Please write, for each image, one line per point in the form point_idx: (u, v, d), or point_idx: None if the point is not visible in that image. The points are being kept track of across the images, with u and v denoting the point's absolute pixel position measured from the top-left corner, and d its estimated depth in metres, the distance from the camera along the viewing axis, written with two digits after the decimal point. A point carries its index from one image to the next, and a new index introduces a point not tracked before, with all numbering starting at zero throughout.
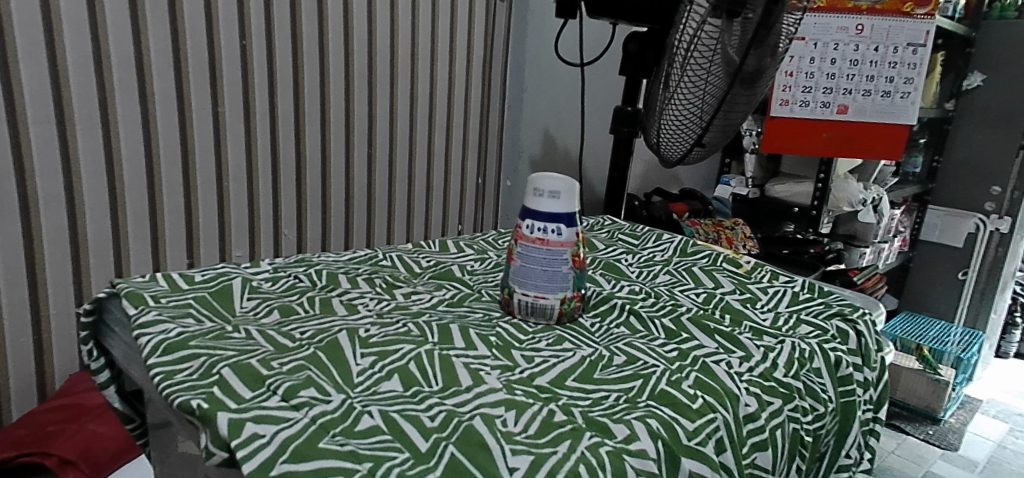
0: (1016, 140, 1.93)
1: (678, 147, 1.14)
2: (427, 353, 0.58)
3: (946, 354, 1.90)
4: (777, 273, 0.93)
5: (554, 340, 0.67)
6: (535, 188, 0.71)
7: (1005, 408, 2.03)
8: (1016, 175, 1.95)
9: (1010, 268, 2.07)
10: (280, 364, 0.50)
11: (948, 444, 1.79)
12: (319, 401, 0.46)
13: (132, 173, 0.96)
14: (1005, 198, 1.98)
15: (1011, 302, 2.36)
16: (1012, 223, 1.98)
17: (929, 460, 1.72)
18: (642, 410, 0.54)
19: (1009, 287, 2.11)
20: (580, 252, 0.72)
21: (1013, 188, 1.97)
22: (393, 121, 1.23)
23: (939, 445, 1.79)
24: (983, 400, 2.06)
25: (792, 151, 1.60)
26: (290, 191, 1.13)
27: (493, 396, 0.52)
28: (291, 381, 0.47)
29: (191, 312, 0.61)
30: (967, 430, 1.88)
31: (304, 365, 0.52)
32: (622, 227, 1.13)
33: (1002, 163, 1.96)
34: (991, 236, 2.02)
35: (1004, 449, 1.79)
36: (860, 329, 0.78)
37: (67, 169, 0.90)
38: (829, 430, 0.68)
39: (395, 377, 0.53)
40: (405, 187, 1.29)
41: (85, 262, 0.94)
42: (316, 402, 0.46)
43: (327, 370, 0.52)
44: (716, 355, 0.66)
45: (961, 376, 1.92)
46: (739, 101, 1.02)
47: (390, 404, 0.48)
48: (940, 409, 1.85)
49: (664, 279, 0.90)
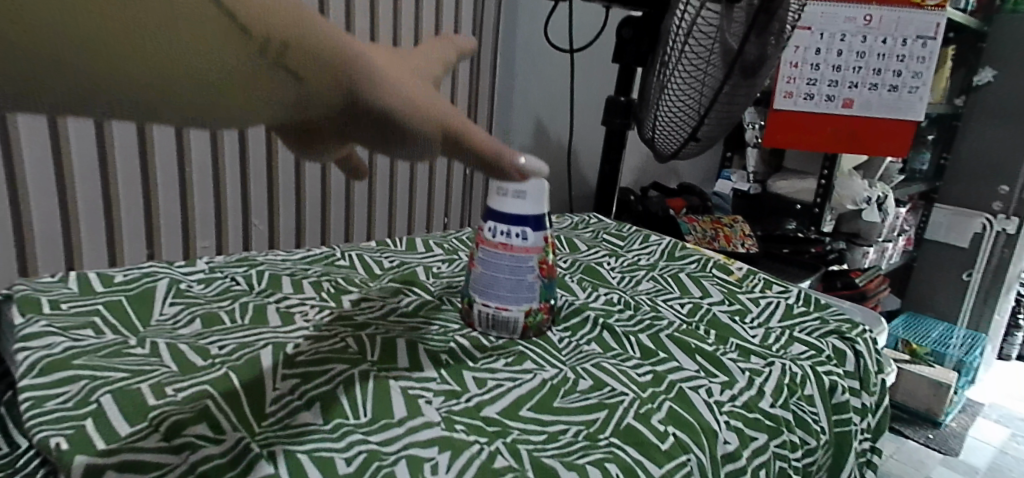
0: None
1: (671, 143, 1.05)
2: (360, 375, 0.50)
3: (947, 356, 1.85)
4: (771, 282, 0.85)
5: (514, 359, 0.59)
6: (498, 187, 0.63)
7: (1007, 412, 1.95)
8: None
9: (1017, 268, 1.94)
10: (176, 390, 0.45)
11: (948, 449, 1.71)
12: (206, 443, 0.41)
13: (85, 178, 0.81)
14: (1014, 198, 1.88)
15: (1015, 304, 2.27)
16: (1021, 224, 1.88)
17: (929, 466, 1.64)
18: (603, 451, 0.46)
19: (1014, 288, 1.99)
20: (548, 259, 0.63)
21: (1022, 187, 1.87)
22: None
23: (939, 449, 1.71)
24: (984, 404, 1.99)
25: (794, 146, 1.51)
26: (261, 193, 0.98)
27: (427, 432, 0.45)
28: (180, 415, 0.42)
29: (94, 322, 0.53)
30: (968, 435, 1.81)
31: (205, 391, 0.45)
32: (608, 226, 1.04)
33: (1014, 162, 1.86)
34: (997, 236, 1.92)
35: (1005, 456, 1.71)
36: (859, 349, 0.71)
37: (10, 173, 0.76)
38: (821, 466, 0.61)
39: (317, 406, 0.46)
40: (388, 183, 1.14)
41: (32, 255, 0.80)
42: (200, 444, 0.40)
43: (233, 399, 0.45)
44: (695, 380, 0.59)
45: (963, 380, 1.86)
46: (734, 94, 0.93)
47: (298, 443, 0.42)
48: (941, 412, 1.78)
49: (647, 287, 0.81)
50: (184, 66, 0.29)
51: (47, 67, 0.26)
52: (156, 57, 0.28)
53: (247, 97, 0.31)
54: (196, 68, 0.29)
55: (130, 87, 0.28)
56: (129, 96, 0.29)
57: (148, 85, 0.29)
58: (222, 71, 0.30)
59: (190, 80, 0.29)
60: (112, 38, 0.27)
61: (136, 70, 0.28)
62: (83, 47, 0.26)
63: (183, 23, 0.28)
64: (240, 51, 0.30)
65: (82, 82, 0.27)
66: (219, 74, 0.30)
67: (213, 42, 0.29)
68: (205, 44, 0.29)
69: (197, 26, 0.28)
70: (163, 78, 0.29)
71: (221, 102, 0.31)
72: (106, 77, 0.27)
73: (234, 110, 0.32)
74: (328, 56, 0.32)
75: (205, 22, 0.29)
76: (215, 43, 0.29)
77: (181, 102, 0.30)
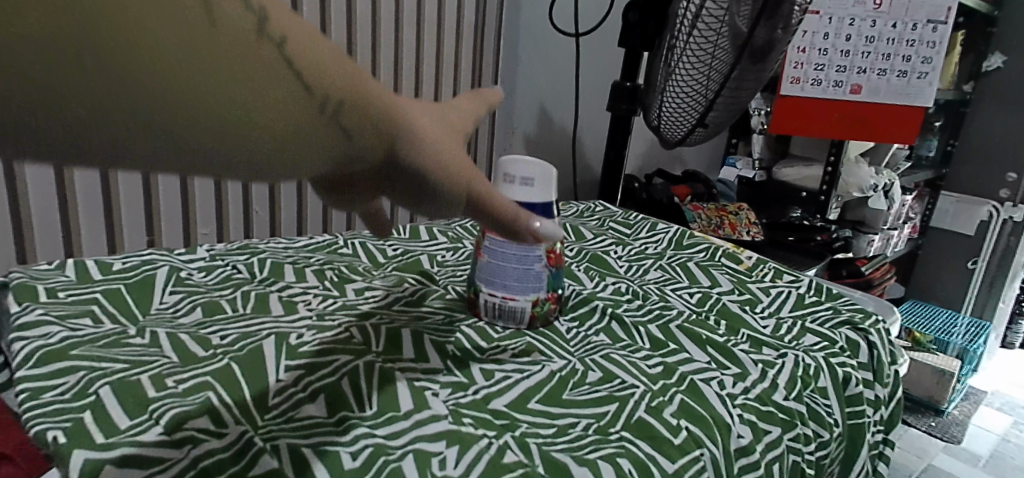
0: None
1: (679, 129, 1.03)
2: (365, 367, 0.49)
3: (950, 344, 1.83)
4: (781, 271, 0.84)
5: (523, 350, 0.57)
6: (505, 174, 0.61)
7: (1010, 400, 1.94)
8: None
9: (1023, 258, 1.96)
10: (177, 382, 0.44)
11: (950, 436, 1.71)
12: (208, 436, 0.39)
13: None
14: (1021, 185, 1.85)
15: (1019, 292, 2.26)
16: None
17: (931, 453, 1.64)
18: (614, 446, 0.45)
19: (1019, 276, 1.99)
20: (555, 248, 0.61)
21: None
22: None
23: (941, 437, 1.71)
24: (987, 391, 1.98)
25: (799, 133, 1.49)
26: None
27: (434, 426, 0.44)
28: (181, 408, 0.41)
29: (92, 311, 0.52)
30: (971, 422, 1.80)
31: (207, 383, 0.44)
32: (615, 214, 1.03)
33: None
34: (1004, 225, 1.90)
35: (1007, 444, 1.70)
36: (872, 340, 0.69)
37: (9, 173, 0.75)
38: (835, 458, 0.60)
39: (321, 398, 0.45)
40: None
41: (30, 239, 0.79)
42: (202, 437, 0.39)
43: (235, 390, 0.44)
44: (707, 372, 0.57)
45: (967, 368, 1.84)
46: (746, 81, 0.89)
47: (302, 437, 0.41)
48: (944, 400, 1.77)
49: (655, 276, 0.80)
50: (224, 101, 0.24)
51: (57, 88, 0.20)
52: (196, 86, 0.23)
53: (281, 142, 0.27)
54: (234, 105, 0.24)
55: (154, 121, 0.23)
56: (147, 132, 0.23)
57: (176, 124, 0.23)
58: (263, 110, 0.25)
59: (225, 118, 0.24)
60: (156, 57, 0.21)
61: (167, 103, 0.22)
62: (113, 70, 0.21)
63: (233, 52, 0.24)
64: (289, 89, 0.26)
65: (97, 110, 0.21)
66: (258, 115, 0.25)
67: (261, 77, 0.25)
68: (253, 76, 0.24)
69: (245, 56, 0.24)
70: (195, 115, 0.23)
71: (253, 149, 0.26)
72: (125, 107, 0.22)
73: (264, 159, 0.27)
74: (367, 101, 0.29)
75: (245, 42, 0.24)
76: (261, 81, 0.25)
77: (203, 144, 0.25)
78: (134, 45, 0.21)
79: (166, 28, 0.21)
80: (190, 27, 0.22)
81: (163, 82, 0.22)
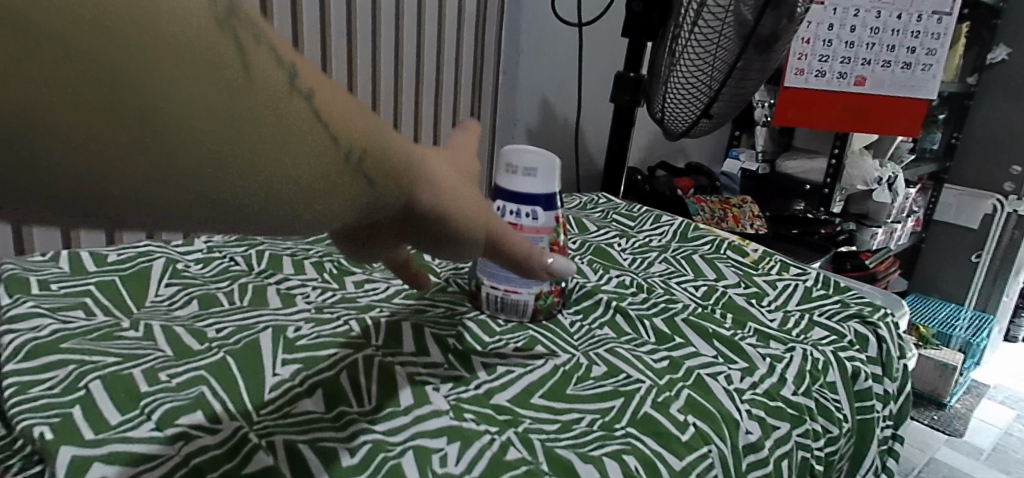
0: None
1: (682, 121, 1.02)
2: (364, 360, 0.48)
3: (953, 338, 1.81)
4: (788, 264, 0.82)
5: (526, 343, 0.56)
6: (508, 164, 0.60)
7: (1012, 394, 1.93)
8: None
9: None
10: (170, 376, 0.43)
11: (953, 430, 1.70)
12: (202, 433, 0.38)
13: None
14: None
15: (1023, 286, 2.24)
16: None
17: (932, 446, 1.63)
18: (619, 442, 0.44)
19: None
20: (559, 240, 0.60)
21: None
22: (396, 93, 1.01)
23: (942, 430, 1.70)
24: (989, 385, 1.97)
25: (804, 124, 1.46)
26: None
27: (435, 422, 0.43)
28: (174, 403, 0.40)
29: (85, 303, 0.51)
30: (973, 416, 1.79)
31: (201, 377, 0.43)
32: (619, 206, 1.02)
33: None
34: (1008, 217, 1.86)
35: (1010, 437, 1.69)
36: (881, 334, 0.68)
37: None
38: (843, 454, 0.59)
39: (318, 392, 0.44)
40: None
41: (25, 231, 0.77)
42: (194, 433, 0.38)
43: (230, 385, 0.43)
44: (714, 366, 0.56)
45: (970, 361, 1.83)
46: (751, 70, 0.88)
47: (299, 432, 0.40)
48: (946, 394, 1.75)
49: (660, 269, 0.79)
50: (248, 155, 0.23)
51: (72, 139, 0.19)
52: (214, 134, 0.22)
53: (303, 196, 0.26)
54: (256, 153, 0.23)
55: (174, 174, 0.21)
56: (165, 188, 0.22)
57: (196, 175, 0.22)
58: (284, 157, 0.24)
59: (247, 169, 0.23)
60: (173, 103, 0.21)
61: (186, 154, 0.21)
62: (131, 118, 0.20)
63: (251, 98, 0.23)
64: (306, 134, 0.25)
65: (114, 169, 0.20)
66: (280, 164, 0.24)
67: (279, 122, 0.24)
68: (271, 121, 0.24)
69: (262, 102, 0.23)
70: (215, 166, 0.22)
71: (277, 205, 0.25)
72: (142, 158, 0.21)
73: (286, 218, 0.26)
74: (382, 147, 0.29)
75: (267, 105, 0.23)
76: (278, 127, 0.24)
77: (225, 200, 0.23)
78: (152, 93, 0.20)
79: (184, 74, 0.21)
80: (208, 70, 0.21)
81: (181, 130, 0.21)
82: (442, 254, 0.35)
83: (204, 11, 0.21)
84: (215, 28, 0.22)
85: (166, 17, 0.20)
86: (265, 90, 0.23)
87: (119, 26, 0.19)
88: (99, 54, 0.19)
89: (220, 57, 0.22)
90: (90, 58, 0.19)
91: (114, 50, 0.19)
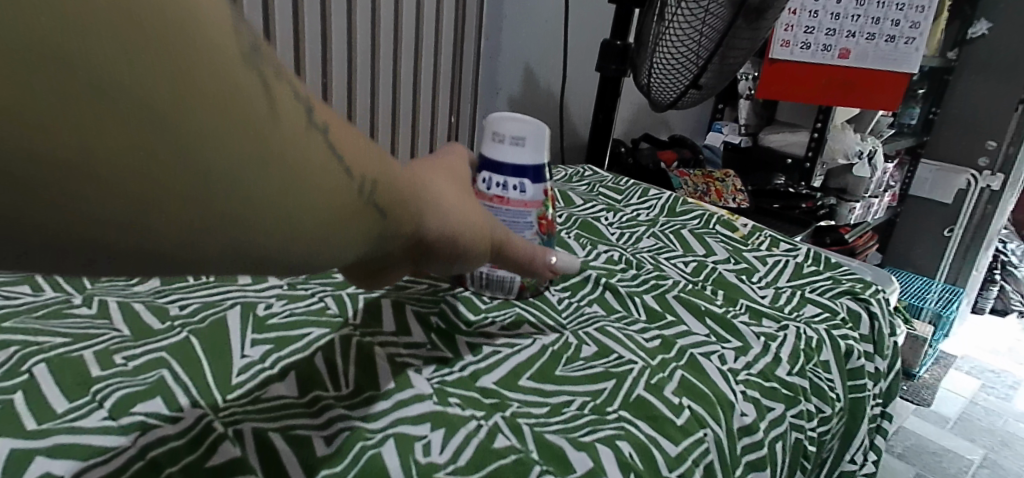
0: (1017, 93, 1.74)
1: (669, 91, 0.98)
2: (341, 341, 0.45)
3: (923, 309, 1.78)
4: (778, 239, 0.80)
5: (512, 322, 0.54)
6: (493, 132, 0.56)
7: (978, 364, 1.97)
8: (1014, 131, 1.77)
9: (997, 225, 1.92)
10: (126, 359, 0.39)
11: (920, 400, 1.73)
12: (160, 422, 0.35)
13: None
14: (1000, 153, 1.80)
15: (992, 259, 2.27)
16: (1005, 181, 1.81)
17: (901, 415, 1.66)
18: (612, 427, 0.42)
19: (994, 245, 1.96)
20: (547, 214, 0.58)
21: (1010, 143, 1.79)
22: (375, 58, 0.93)
23: (911, 399, 1.73)
24: (957, 356, 2.00)
25: (788, 98, 1.44)
26: None
27: (419, 406, 0.40)
28: (129, 389, 0.36)
29: (33, 278, 0.48)
30: (940, 386, 1.82)
31: (162, 360, 0.40)
32: (604, 179, 0.99)
33: (1002, 118, 1.77)
34: (981, 192, 1.85)
35: (975, 407, 1.73)
36: (873, 310, 0.67)
37: None
38: (834, 433, 0.58)
39: (291, 375, 0.41)
40: (386, 136, 1.00)
41: None
42: (152, 421, 0.35)
43: (192, 368, 0.39)
44: (707, 345, 0.54)
45: (938, 334, 1.80)
46: (741, 40, 0.85)
47: (269, 419, 0.37)
48: (915, 364, 1.70)
49: (648, 244, 0.76)
50: (280, 187, 0.21)
51: (99, 199, 0.18)
52: (241, 182, 0.20)
53: (330, 233, 0.24)
54: (285, 200, 0.22)
55: (204, 227, 0.20)
56: (193, 242, 0.20)
57: (223, 228, 0.20)
58: (308, 193, 0.22)
59: (274, 216, 0.22)
60: (202, 153, 0.19)
61: (210, 208, 0.20)
62: (159, 173, 0.18)
63: (278, 140, 0.21)
64: (333, 173, 0.23)
65: (143, 206, 0.18)
66: (310, 208, 0.23)
67: (306, 163, 0.22)
68: (300, 162, 0.22)
69: (289, 142, 0.22)
70: (244, 214, 0.21)
71: (307, 250, 0.24)
72: (166, 193, 0.19)
73: (313, 262, 0.24)
74: (401, 180, 0.27)
75: (296, 134, 0.22)
76: (306, 169, 0.22)
77: (253, 251, 0.22)
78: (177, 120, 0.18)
79: (209, 119, 0.19)
80: (231, 112, 0.20)
81: (208, 160, 0.19)
82: (450, 270, 0.34)
83: (225, 44, 0.19)
84: (241, 61, 0.20)
85: (190, 55, 0.18)
86: (292, 118, 0.22)
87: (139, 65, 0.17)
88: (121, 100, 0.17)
89: (246, 94, 0.20)
90: (115, 104, 0.17)
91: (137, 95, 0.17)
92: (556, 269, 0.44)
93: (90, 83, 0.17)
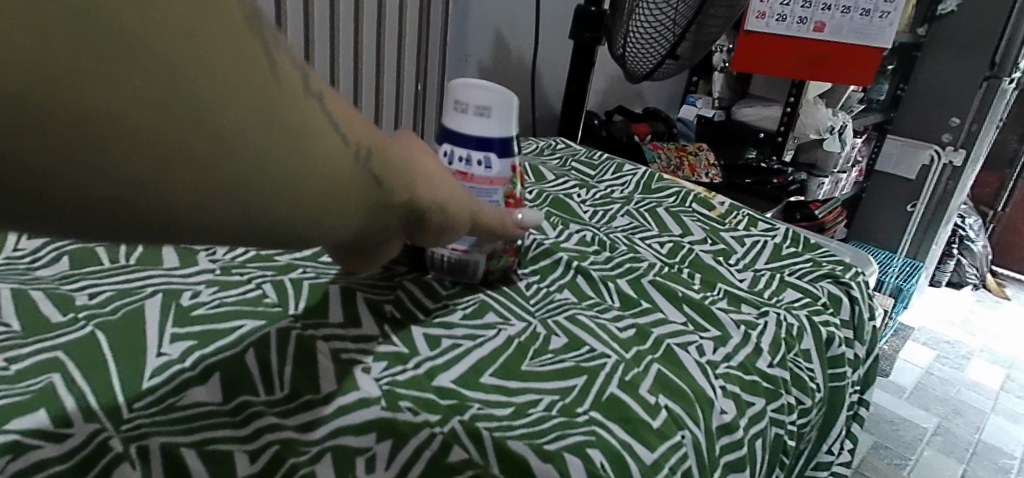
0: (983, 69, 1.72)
1: (645, 63, 0.92)
2: (279, 335, 0.40)
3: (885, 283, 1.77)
4: (756, 219, 0.77)
5: (476, 310, 0.49)
6: (456, 100, 0.51)
7: (935, 335, 2.00)
8: (977, 107, 1.75)
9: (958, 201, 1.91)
10: (10, 362, 0.34)
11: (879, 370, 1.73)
12: (41, 441, 0.30)
13: None
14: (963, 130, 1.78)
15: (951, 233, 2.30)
16: (967, 157, 1.78)
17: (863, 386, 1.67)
18: (582, 432, 0.38)
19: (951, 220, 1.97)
20: (515, 191, 0.53)
21: (972, 119, 1.77)
22: (333, 14, 0.84)
23: None
24: (915, 327, 2.03)
25: (762, 72, 1.37)
26: None
27: (363, 413, 0.36)
28: (6, 400, 0.31)
29: None
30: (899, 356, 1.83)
31: (54, 362, 0.34)
32: (577, 152, 0.94)
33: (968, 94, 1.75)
34: (943, 168, 1.83)
35: (930, 377, 1.76)
36: (854, 294, 0.64)
37: None
38: (813, 425, 0.55)
39: (213, 377, 0.36)
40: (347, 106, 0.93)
41: None
42: (29, 441, 0.30)
43: (87, 371, 0.34)
44: (685, 335, 0.51)
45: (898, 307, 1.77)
46: (720, 7, 0.80)
47: (183, 432, 0.32)
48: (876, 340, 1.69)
49: (622, 223, 0.72)
50: (302, 162, 0.22)
51: (129, 169, 0.18)
52: (268, 158, 0.21)
53: (346, 209, 0.25)
54: (302, 171, 0.22)
55: (239, 202, 0.21)
56: (230, 218, 0.21)
57: (244, 199, 0.21)
58: (323, 167, 0.23)
59: (288, 185, 0.22)
60: (218, 120, 0.19)
61: (245, 183, 0.21)
62: (182, 141, 0.19)
63: (280, 103, 0.21)
64: (339, 145, 0.24)
65: (190, 186, 0.19)
66: (313, 174, 0.23)
67: (308, 129, 0.23)
68: (299, 126, 0.22)
69: (290, 107, 0.22)
70: (261, 184, 0.21)
71: (310, 221, 0.24)
72: (209, 173, 0.20)
73: (324, 233, 0.25)
74: (390, 150, 0.27)
75: (306, 107, 0.23)
76: (309, 136, 0.23)
77: (266, 218, 0.22)
78: (207, 97, 0.19)
79: (225, 87, 0.19)
80: (249, 87, 0.20)
81: (237, 137, 0.20)
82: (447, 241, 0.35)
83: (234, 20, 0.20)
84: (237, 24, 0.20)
85: (190, 15, 0.19)
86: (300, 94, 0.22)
87: (145, 24, 0.18)
88: (137, 61, 0.17)
89: (247, 56, 0.20)
90: (132, 71, 0.17)
91: (150, 54, 0.18)
92: (522, 226, 0.43)
93: (105, 49, 0.17)
